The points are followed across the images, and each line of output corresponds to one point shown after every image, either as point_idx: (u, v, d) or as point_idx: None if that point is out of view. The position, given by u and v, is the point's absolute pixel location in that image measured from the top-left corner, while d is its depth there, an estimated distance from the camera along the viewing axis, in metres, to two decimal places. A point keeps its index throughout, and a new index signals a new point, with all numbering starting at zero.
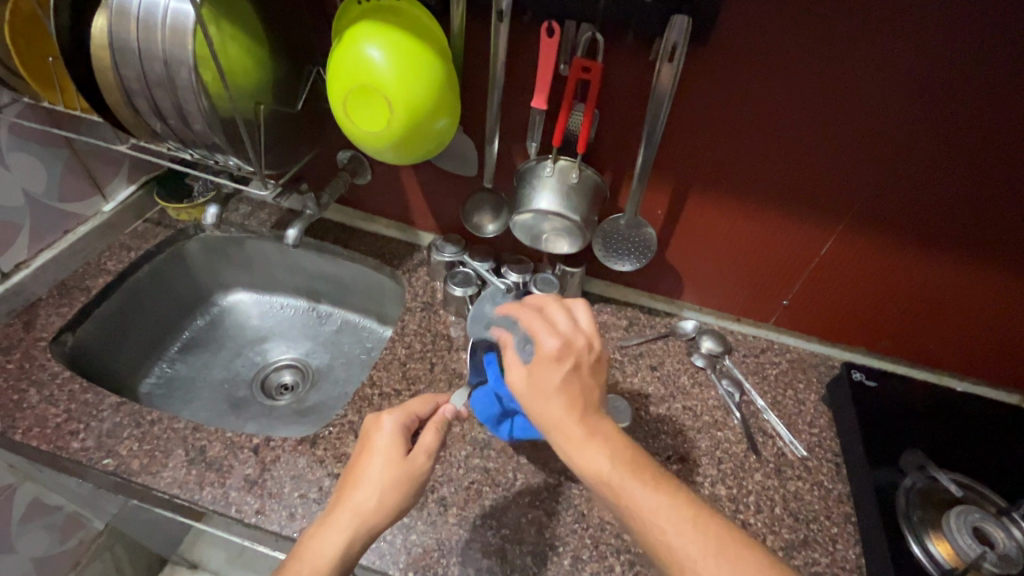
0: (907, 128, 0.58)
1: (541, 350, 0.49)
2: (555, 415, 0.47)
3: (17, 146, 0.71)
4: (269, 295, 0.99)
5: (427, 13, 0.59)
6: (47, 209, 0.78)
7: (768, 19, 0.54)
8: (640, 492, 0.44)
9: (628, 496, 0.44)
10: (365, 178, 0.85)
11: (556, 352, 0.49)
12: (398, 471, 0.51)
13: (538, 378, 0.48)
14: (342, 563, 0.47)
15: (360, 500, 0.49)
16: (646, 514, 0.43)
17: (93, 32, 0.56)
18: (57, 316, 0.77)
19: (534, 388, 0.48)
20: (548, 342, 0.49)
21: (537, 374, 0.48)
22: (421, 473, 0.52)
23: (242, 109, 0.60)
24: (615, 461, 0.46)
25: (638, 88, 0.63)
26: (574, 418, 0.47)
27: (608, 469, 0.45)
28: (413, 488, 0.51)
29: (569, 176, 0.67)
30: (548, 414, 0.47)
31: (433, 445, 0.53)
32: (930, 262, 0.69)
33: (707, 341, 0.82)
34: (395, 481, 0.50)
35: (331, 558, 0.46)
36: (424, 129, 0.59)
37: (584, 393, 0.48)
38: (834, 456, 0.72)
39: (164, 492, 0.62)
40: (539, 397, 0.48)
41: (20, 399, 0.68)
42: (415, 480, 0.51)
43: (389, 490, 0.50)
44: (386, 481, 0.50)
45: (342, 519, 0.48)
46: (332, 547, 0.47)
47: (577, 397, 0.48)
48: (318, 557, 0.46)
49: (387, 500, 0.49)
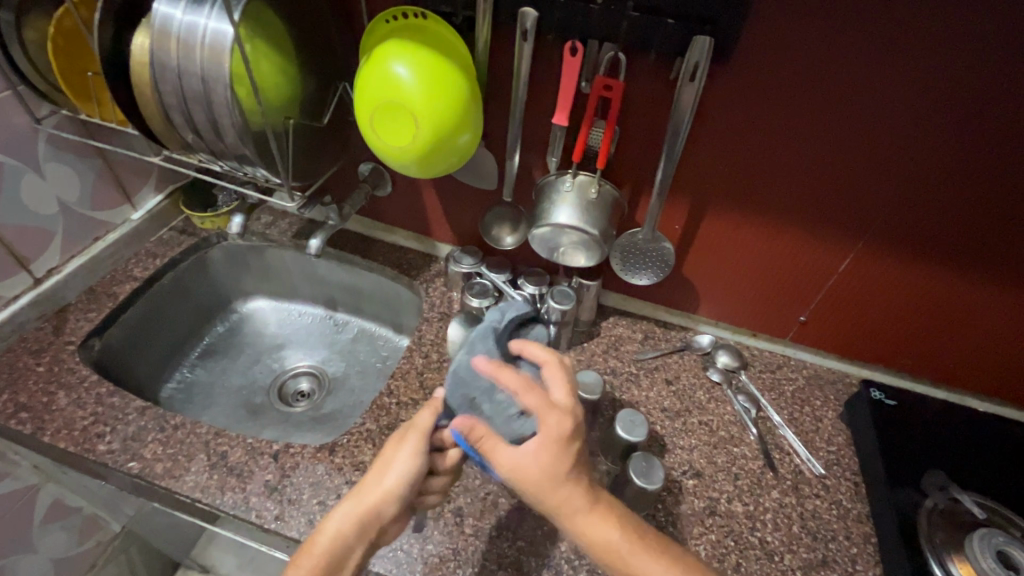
0: (928, 149, 0.59)
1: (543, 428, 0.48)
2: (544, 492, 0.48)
3: (54, 156, 0.74)
4: (288, 303, 1.01)
5: (453, 31, 0.60)
6: (79, 217, 0.80)
7: (791, 38, 0.55)
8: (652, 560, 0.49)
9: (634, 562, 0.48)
10: (386, 190, 0.86)
11: (557, 432, 0.48)
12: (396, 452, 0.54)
13: (538, 463, 0.47)
14: (343, 541, 0.51)
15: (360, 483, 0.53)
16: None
17: (134, 50, 0.58)
18: (85, 321, 0.79)
19: (525, 470, 0.48)
20: (556, 422, 0.48)
21: (538, 461, 0.47)
22: (414, 450, 0.54)
23: (273, 123, 0.62)
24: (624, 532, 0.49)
25: (658, 105, 0.64)
26: (576, 489, 0.48)
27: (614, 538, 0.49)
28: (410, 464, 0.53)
29: (587, 191, 0.68)
30: (552, 491, 0.48)
31: (427, 424, 0.55)
32: (950, 283, 0.69)
33: (723, 355, 0.82)
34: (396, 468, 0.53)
35: (330, 536, 0.51)
36: (448, 143, 0.60)
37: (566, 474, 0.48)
38: (852, 474, 0.71)
39: (187, 496, 0.63)
40: (545, 480, 0.47)
41: (49, 401, 0.70)
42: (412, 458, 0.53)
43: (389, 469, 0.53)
44: (384, 463, 0.54)
45: (345, 500, 0.52)
46: (334, 525, 0.51)
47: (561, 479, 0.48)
48: (319, 536, 0.51)
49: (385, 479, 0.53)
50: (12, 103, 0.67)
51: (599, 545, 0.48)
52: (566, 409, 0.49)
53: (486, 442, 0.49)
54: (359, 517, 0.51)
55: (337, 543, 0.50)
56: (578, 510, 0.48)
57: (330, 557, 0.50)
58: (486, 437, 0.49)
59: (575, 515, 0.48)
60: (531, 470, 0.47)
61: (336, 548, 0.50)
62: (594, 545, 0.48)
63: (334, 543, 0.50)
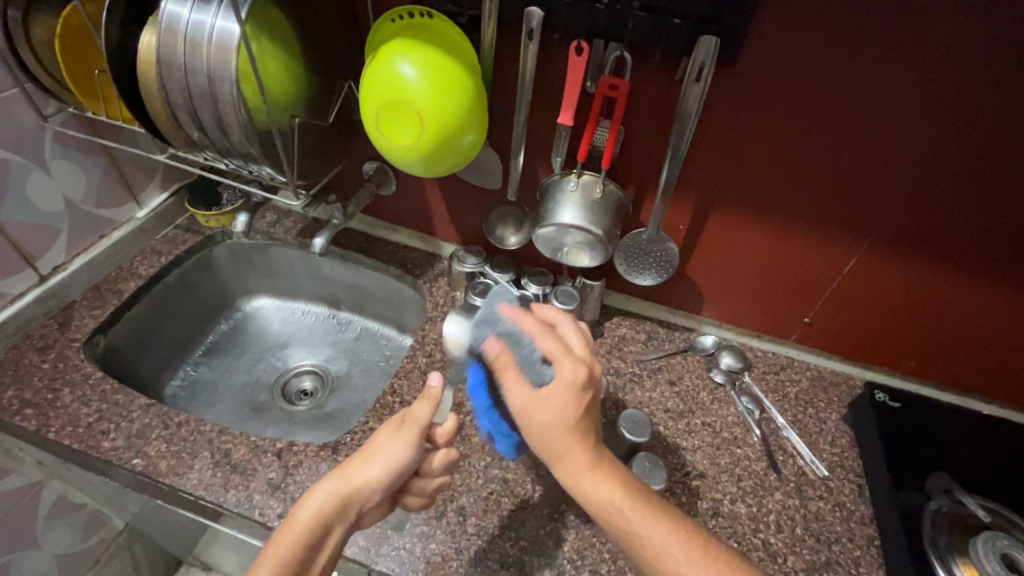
0: (934, 151, 0.58)
1: (559, 374, 0.49)
2: (554, 439, 0.48)
3: (60, 154, 0.74)
4: (291, 302, 1.01)
5: (458, 30, 0.60)
6: (85, 214, 0.81)
7: (798, 39, 0.55)
8: (649, 523, 0.48)
9: (631, 521, 0.48)
10: (390, 189, 0.86)
11: (571, 378, 0.48)
12: (389, 438, 0.54)
13: (548, 407, 0.48)
14: (322, 522, 0.50)
15: (349, 463, 0.53)
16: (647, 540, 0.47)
17: (141, 48, 0.59)
18: (90, 318, 0.79)
19: (537, 415, 0.48)
20: (568, 369, 0.49)
21: (549, 405, 0.48)
22: (408, 438, 0.54)
23: (278, 122, 0.62)
24: (623, 492, 0.49)
25: (664, 106, 0.64)
26: (579, 445, 0.48)
27: (612, 497, 0.48)
28: (401, 453, 0.53)
29: (592, 191, 0.68)
30: (556, 441, 0.48)
31: (423, 414, 0.54)
32: (956, 285, 0.68)
33: (726, 357, 0.81)
34: (388, 454, 0.53)
35: (311, 516, 0.50)
36: (452, 142, 0.60)
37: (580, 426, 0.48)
38: (856, 477, 0.71)
39: (190, 493, 0.63)
40: (551, 426, 0.48)
41: (53, 398, 0.70)
42: (404, 448, 0.53)
43: (380, 452, 0.53)
44: (375, 447, 0.54)
45: (330, 478, 0.52)
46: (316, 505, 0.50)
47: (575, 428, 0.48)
48: (299, 511, 0.50)
49: (375, 462, 0.53)
50: (19, 100, 0.68)
51: (597, 501, 0.48)
52: (582, 362, 0.50)
53: (503, 376, 0.50)
54: (343, 497, 0.51)
55: (317, 521, 0.50)
56: (579, 463, 0.48)
57: (308, 537, 0.49)
58: (505, 367, 0.51)
59: (575, 469, 0.48)
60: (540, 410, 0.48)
61: (315, 525, 0.49)
62: (593, 502, 0.48)
63: (314, 521, 0.50)
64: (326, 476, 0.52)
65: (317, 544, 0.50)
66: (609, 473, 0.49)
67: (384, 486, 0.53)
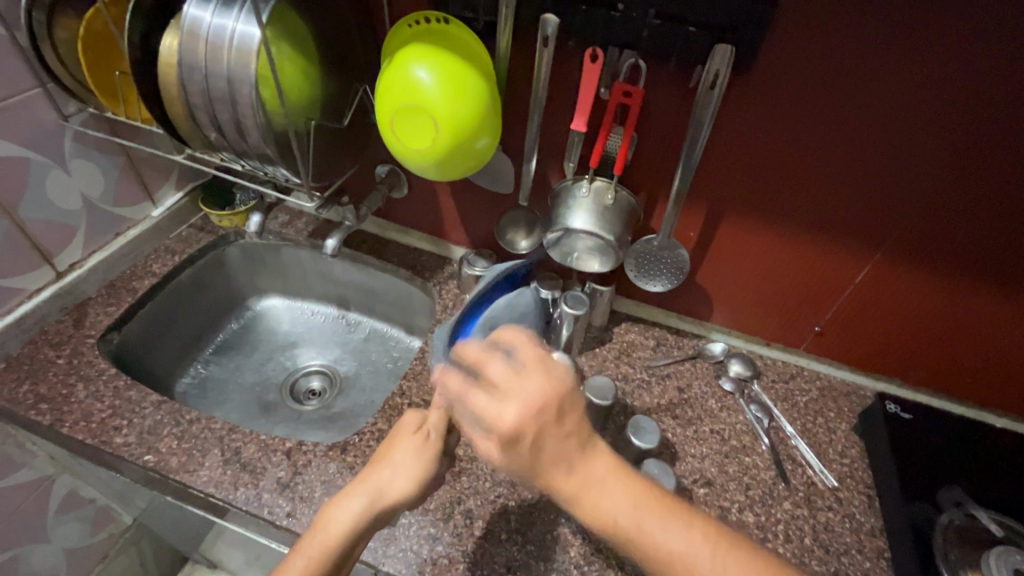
0: (948, 162, 0.58)
1: (496, 429, 0.42)
2: (545, 481, 0.42)
3: (79, 153, 0.75)
4: (301, 301, 1.02)
5: (475, 36, 0.61)
6: (102, 212, 0.82)
7: (812, 51, 0.55)
8: (660, 535, 0.40)
9: (645, 537, 0.41)
10: (402, 191, 0.87)
11: (508, 425, 0.41)
12: (414, 449, 0.54)
13: (509, 456, 0.42)
14: (353, 533, 0.50)
15: (377, 476, 0.53)
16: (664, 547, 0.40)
17: (163, 50, 0.60)
18: (105, 315, 0.80)
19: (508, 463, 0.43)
20: (501, 422, 0.41)
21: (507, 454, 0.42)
22: (434, 451, 0.55)
23: (295, 124, 0.63)
24: (627, 494, 0.42)
25: (677, 113, 0.64)
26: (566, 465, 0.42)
27: (617, 514, 0.41)
28: (428, 464, 0.54)
29: (604, 197, 0.68)
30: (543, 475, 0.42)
31: (441, 423, 0.56)
32: (968, 297, 0.68)
33: (735, 364, 0.81)
34: (412, 463, 0.54)
35: (343, 528, 0.50)
36: (467, 147, 0.61)
37: (565, 449, 0.42)
38: (866, 488, 0.70)
39: (201, 490, 0.64)
40: (523, 469, 0.42)
41: (68, 393, 0.71)
42: (428, 460, 0.54)
43: (407, 464, 0.53)
44: (401, 458, 0.54)
45: (359, 491, 0.51)
46: (348, 516, 0.50)
47: (557, 458, 0.42)
48: (330, 527, 0.50)
49: (404, 474, 0.53)
50: (41, 100, 0.69)
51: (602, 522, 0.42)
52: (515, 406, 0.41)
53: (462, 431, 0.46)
54: (373, 511, 0.51)
55: (348, 535, 0.50)
56: (571, 486, 0.42)
57: (338, 549, 0.49)
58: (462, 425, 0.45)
59: (573, 489, 0.42)
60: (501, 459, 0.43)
61: (347, 540, 0.50)
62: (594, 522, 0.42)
63: (346, 533, 0.50)
64: (353, 487, 0.52)
65: (346, 555, 0.50)
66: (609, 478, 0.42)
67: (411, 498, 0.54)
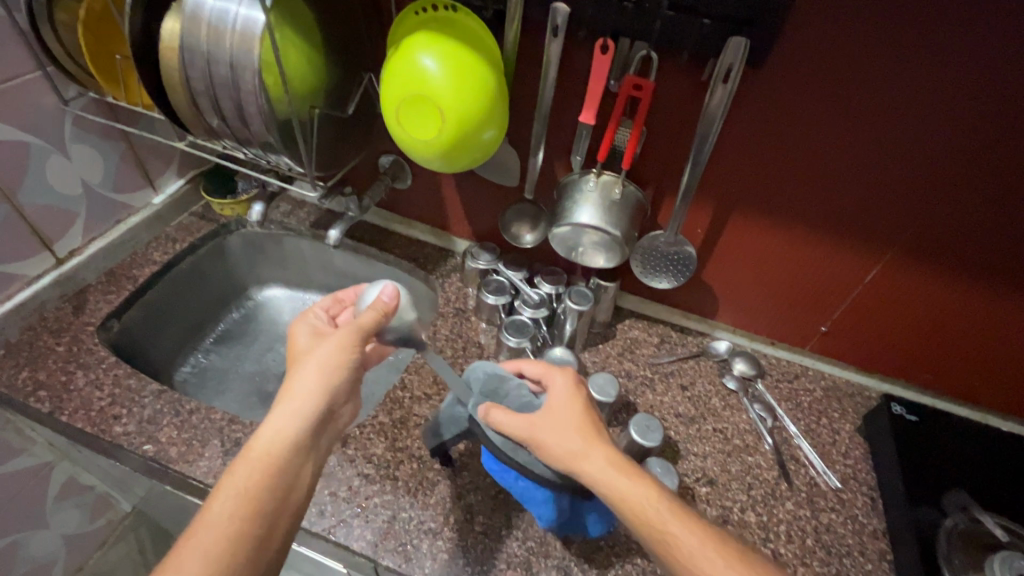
0: (960, 166, 0.57)
1: (555, 391, 0.55)
2: (578, 448, 0.49)
3: (80, 138, 0.74)
4: (302, 292, 1.01)
5: (483, 25, 0.59)
6: (102, 199, 0.81)
7: (828, 51, 0.54)
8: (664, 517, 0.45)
9: (658, 528, 0.45)
10: (406, 182, 0.85)
11: (564, 386, 0.55)
12: (322, 344, 0.52)
13: (553, 417, 0.52)
14: (292, 439, 0.46)
15: (294, 378, 0.49)
16: (678, 544, 0.44)
17: (164, 35, 0.58)
18: (105, 303, 0.80)
19: (548, 422, 0.52)
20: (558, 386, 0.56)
21: (552, 414, 0.52)
22: (348, 339, 0.52)
23: (298, 112, 0.62)
24: (661, 496, 0.47)
25: (687, 108, 0.63)
26: (598, 445, 0.50)
27: (631, 496, 0.46)
28: (344, 351, 0.52)
29: (611, 192, 0.67)
30: (569, 448, 0.50)
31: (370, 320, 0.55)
32: (979, 299, 0.67)
33: (739, 363, 0.81)
34: (323, 357, 0.50)
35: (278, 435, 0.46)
36: (471, 137, 0.59)
37: (596, 423, 0.52)
38: (869, 490, 0.70)
39: (199, 480, 0.63)
40: (561, 428, 0.51)
41: (67, 380, 0.71)
42: (344, 345, 0.52)
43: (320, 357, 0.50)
44: (312, 353, 0.51)
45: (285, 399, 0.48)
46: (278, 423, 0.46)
47: (590, 426, 0.51)
48: (261, 441, 0.45)
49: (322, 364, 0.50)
50: (41, 83, 0.68)
51: (620, 501, 0.46)
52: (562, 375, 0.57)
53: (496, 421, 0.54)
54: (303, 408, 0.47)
55: (282, 450, 0.45)
56: (589, 457, 0.49)
57: (275, 455, 0.45)
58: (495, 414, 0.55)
59: (601, 470, 0.48)
60: (540, 421, 0.52)
61: (285, 446, 0.46)
62: (615, 502, 0.47)
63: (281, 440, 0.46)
64: (273, 408, 0.48)
65: (291, 467, 0.45)
66: (643, 478, 0.48)
67: (341, 382, 0.50)
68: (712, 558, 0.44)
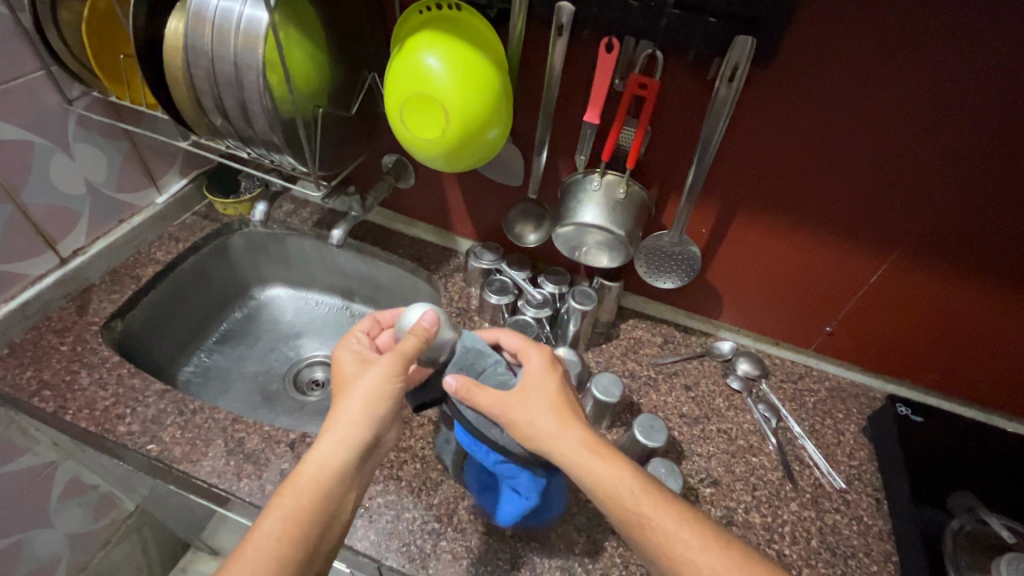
0: (964, 167, 0.57)
1: (530, 369, 0.55)
2: (553, 428, 0.49)
3: (84, 137, 0.74)
4: (305, 292, 1.01)
5: (486, 23, 0.59)
6: (106, 198, 0.81)
7: (832, 51, 0.54)
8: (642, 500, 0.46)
9: (635, 510, 0.46)
10: (409, 181, 0.85)
11: (540, 366, 0.55)
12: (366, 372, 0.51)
13: (528, 397, 0.52)
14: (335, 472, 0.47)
15: (339, 409, 0.49)
16: (654, 524, 0.45)
17: (169, 34, 0.58)
18: (109, 302, 0.80)
19: (524, 402, 0.51)
20: (534, 364, 0.55)
21: (528, 394, 0.52)
22: (392, 367, 0.51)
23: (302, 111, 0.61)
24: (635, 479, 0.47)
25: (691, 107, 0.63)
26: (574, 427, 0.49)
27: (609, 477, 0.47)
28: (388, 380, 0.51)
29: (615, 191, 0.66)
30: (542, 427, 0.49)
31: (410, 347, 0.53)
32: (983, 299, 0.67)
33: (743, 363, 0.80)
34: (368, 389, 0.50)
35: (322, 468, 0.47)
36: (475, 137, 0.59)
37: (570, 403, 0.52)
38: (874, 491, 0.70)
39: (203, 480, 0.63)
40: (535, 407, 0.51)
41: (71, 380, 0.71)
42: (390, 373, 0.51)
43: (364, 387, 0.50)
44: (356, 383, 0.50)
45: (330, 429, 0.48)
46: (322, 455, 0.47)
47: (564, 406, 0.51)
48: (306, 472, 0.46)
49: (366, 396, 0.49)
50: (45, 82, 0.68)
51: (598, 484, 0.47)
52: (540, 355, 0.56)
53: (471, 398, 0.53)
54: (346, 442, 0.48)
55: (325, 481, 0.46)
56: (566, 439, 0.49)
57: (319, 490, 0.46)
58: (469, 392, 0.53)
59: (575, 449, 0.48)
60: (514, 401, 0.52)
61: (329, 480, 0.46)
62: (593, 484, 0.47)
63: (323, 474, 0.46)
64: (319, 438, 0.48)
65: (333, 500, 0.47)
66: (618, 460, 0.48)
67: (386, 415, 0.50)
68: (687, 537, 0.45)
